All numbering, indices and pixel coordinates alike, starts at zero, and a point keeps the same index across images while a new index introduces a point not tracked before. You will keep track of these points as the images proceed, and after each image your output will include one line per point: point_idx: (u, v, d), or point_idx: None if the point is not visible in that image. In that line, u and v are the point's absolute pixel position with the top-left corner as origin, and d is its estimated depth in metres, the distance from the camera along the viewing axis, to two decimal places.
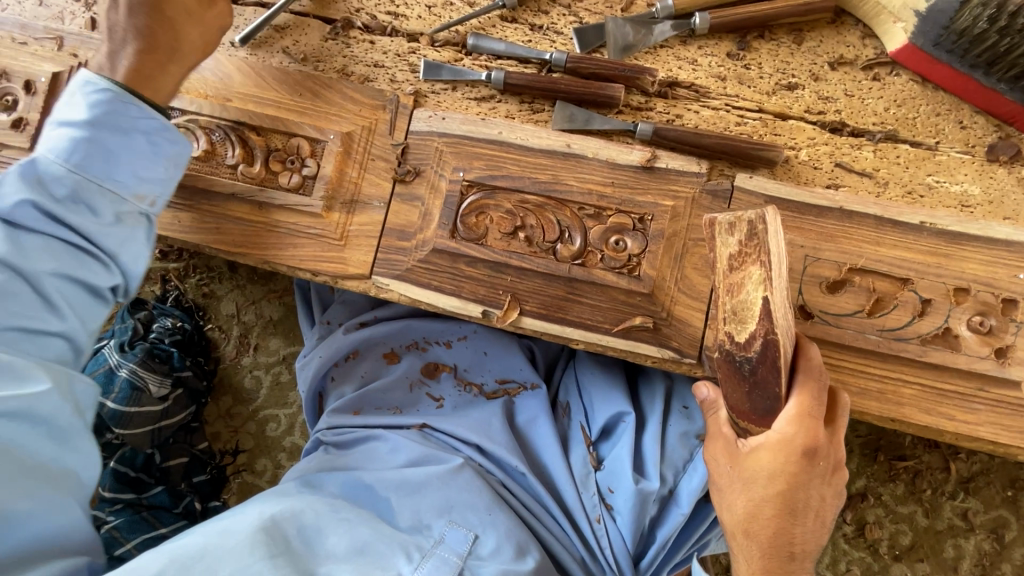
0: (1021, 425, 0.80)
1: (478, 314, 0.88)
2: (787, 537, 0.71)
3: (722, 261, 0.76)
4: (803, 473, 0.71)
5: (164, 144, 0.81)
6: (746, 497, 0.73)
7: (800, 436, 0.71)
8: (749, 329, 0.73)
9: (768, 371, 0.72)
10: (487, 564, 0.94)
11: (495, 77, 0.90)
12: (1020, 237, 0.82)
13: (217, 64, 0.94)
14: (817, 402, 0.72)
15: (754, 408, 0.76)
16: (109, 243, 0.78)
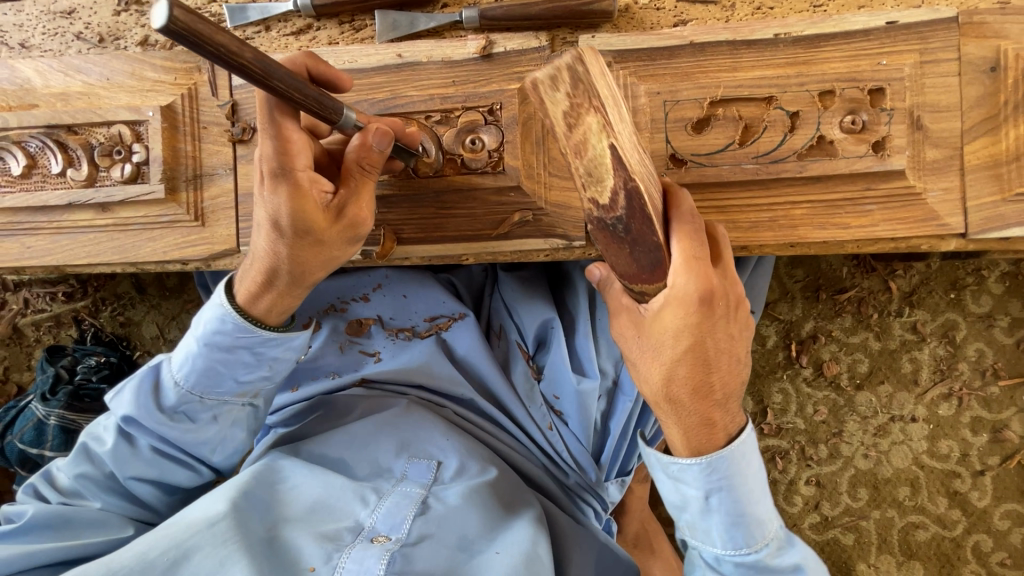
0: (915, 214, 0.78)
1: (358, 256, 0.84)
2: (704, 386, 0.70)
3: (555, 122, 0.62)
4: (706, 323, 0.68)
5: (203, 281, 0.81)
6: (658, 363, 0.70)
7: (694, 284, 0.66)
8: (608, 187, 0.64)
9: (640, 225, 0.65)
10: (454, 485, 0.92)
11: (301, 3, 0.82)
12: (877, 22, 0.77)
13: (11, 70, 0.86)
14: (700, 242, 0.67)
15: (642, 267, 0.69)
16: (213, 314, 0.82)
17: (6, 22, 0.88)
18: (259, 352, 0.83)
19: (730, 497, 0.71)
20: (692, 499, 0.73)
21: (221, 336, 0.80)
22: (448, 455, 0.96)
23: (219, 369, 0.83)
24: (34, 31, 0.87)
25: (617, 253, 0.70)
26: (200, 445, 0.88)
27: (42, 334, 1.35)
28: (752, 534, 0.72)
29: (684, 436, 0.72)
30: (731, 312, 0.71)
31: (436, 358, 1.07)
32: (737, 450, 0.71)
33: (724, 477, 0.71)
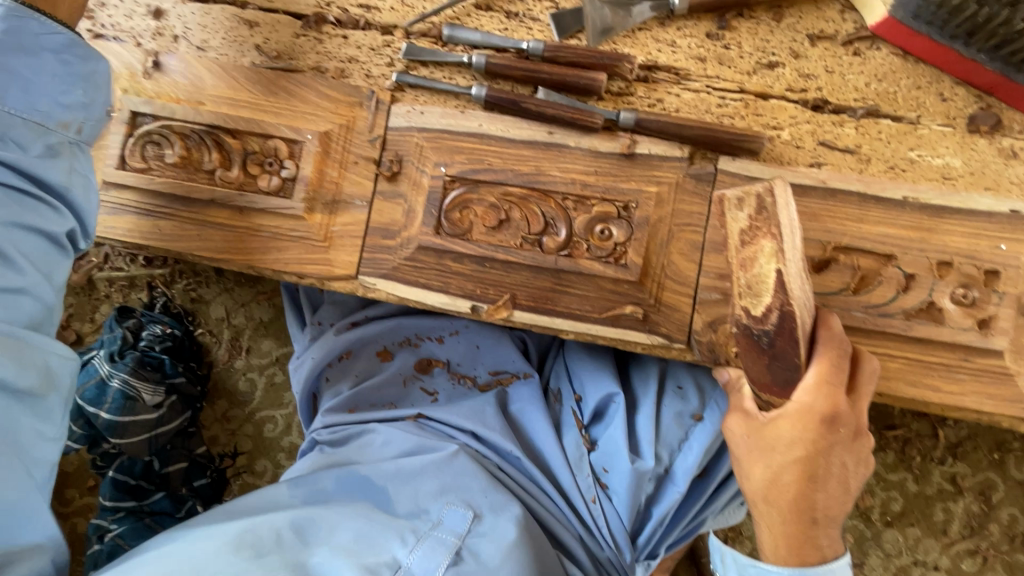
0: (1006, 394, 0.81)
1: (467, 310, 0.87)
2: (807, 502, 0.72)
3: (732, 236, 0.72)
4: (825, 440, 0.70)
5: (76, 61, 0.76)
6: (765, 466, 0.73)
7: (820, 403, 0.70)
8: (764, 302, 0.70)
9: (786, 344, 0.70)
10: (489, 541, 0.90)
11: (476, 61, 0.88)
12: (1002, 207, 0.82)
13: (186, 65, 0.91)
14: (843, 370, 0.71)
15: (775, 379, 0.73)
16: (53, 174, 0.75)
17: (191, 20, 0.94)
18: (68, 58, 0.76)
19: None
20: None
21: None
22: (486, 508, 0.94)
23: (21, 74, 0.72)
24: (215, 34, 0.94)
25: (757, 459, 0.74)
26: (48, 172, 0.75)
27: (113, 291, 1.39)
28: None
29: (774, 545, 0.74)
30: (811, 480, 0.71)
31: (494, 407, 1.08)
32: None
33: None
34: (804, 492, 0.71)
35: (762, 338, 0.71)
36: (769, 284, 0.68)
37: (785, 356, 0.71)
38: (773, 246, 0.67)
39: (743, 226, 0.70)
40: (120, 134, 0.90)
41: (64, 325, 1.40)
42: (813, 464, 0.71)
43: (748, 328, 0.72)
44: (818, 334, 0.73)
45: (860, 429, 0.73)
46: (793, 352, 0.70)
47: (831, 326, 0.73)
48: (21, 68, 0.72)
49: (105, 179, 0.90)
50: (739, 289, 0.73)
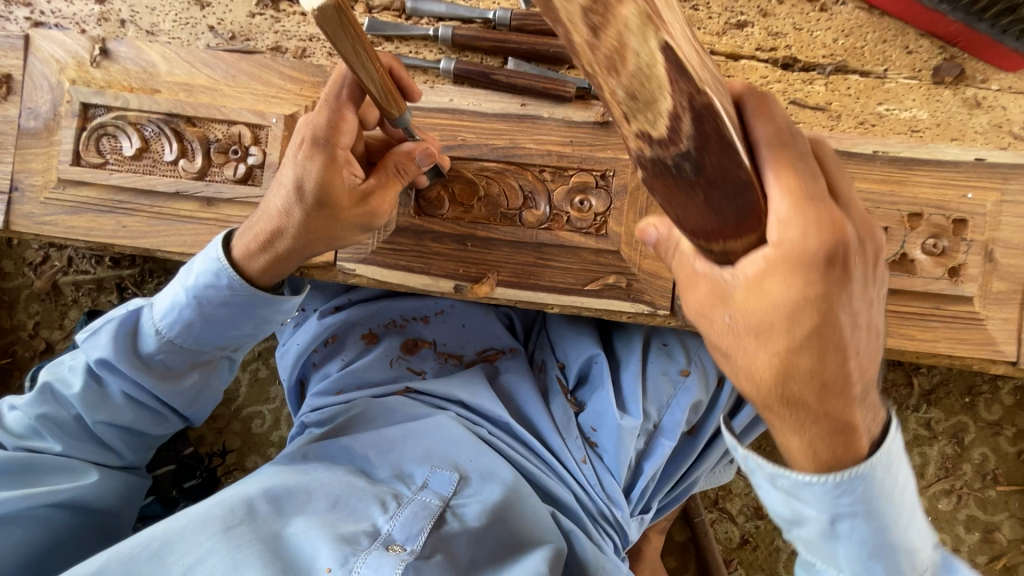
0: (976, 337, 0.84)
1: (450, 290, 0.86)
2: (843, 378, 0.54)
3: (574, 24, 0.44)
4: (832, 287, 0.51)
5: (256, 309, 0.82)
6: (770, 351, 0.53)
7: (808, 232, 0.50)
8: (663, 109, 0.46)
9: (716, 156, 0.48)
10: (474, 502, 0.89)
11: (442, 33, 0.86)
12: (968, 156, 0.84)
13: (136, 51, 0.87)
14: (807, 174, 0.51)
15: (723, 217, 0.51)
16: (176, 400, 0.86)
17: (138, 4, 0.89)
18: (249, 311, 0.81)
19: (872, 491, 0.58)
20: (812, 520, 0.60)
21: (212, 290, 0.78)
22: (474, 471, 0.93)
23: (205, 321, 0.81)
24: (166, 17, 0.89)
25: (754, 347, 0.54)
26: (175, 395, 0.86)
27: (81, 295, 1.34)
28: (899, 560, 0.61)
29: (812, 450, 0.57)
30: (840, 348, 0.53)
31: (479, 378, 1.07)
32: (880, 463, 0.57)
33: (860, 500, 0.58)
34: (836, 371, 0.53)
35: (681, 166, 0.48)
36: (663, 76, 0.44)
37: (730, 184, 0.49)
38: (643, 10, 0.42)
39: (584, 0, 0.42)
40: (72, 127, 0.86)
41: (32, 334, 1.36)
42: (831, 325, 0.52)
43: (658, 160, 0.49)
44: (762, 132, 0.52)
45: (874, 248, 0.56)
46: (738, 172, 0.48)
47: (772, 116, 0.52)
48: (206, 313, 0.80)
49: (61, 176, 0.86)
50: (623, 106, 0.48)
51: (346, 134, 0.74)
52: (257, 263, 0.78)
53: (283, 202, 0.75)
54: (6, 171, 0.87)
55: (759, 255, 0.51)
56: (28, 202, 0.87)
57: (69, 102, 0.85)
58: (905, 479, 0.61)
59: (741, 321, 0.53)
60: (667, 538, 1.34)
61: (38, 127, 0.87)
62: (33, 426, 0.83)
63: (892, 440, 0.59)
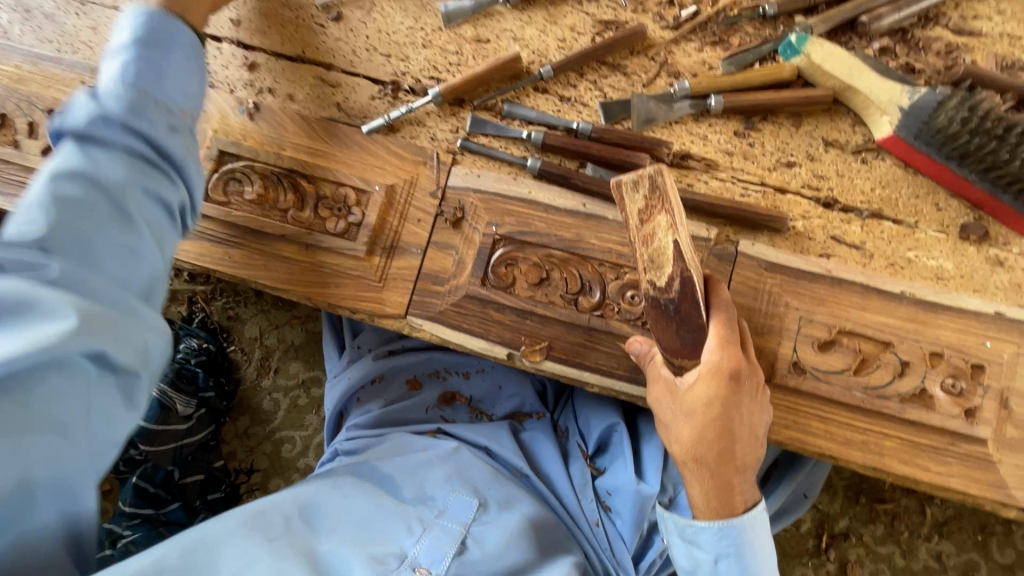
0: (988, 478, 0.89)
1: (503, 356, 0.96)
2: (729, 451, 0.82)
3: (632, 217, 0.82)
4: (731, 395, 0.81)
5: (182, 39, 0.80)
6: (692, 427, 0.82)
7: (725, 360, 0.80)
8: (665, 272, 0.81)
9: (688, 307, 0.81)
10: (492, 528, 0.93)
11: (534, 136, 1.00)
12: (987, 309, 0.92)
13: (272, 115, 1.03)
14: (734, 329, 0.82)
15: (685, 345, 0.84)
16: (174, 149, 0.74)
17: (281, 76, 1.06)
18: (186, 50, 0.80)
19: (744, 544, 0.84)
20: (704, 562, 0.86)
21: (144, 29, 0.76)
22: (492, 498, 0.98)
23: (159, 66, 0.76)
24: (301, 89, 1.06)
25: (683, 422, 0.83)
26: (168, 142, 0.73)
27: None
28: None
29: (706, 500, 0.84)
30: (723, 454, 0.82)
31: (506, 432, 1.13)
32: (747, 522, 0.84)
33: (733, 544, 0.84)
34: (722, 461, 0.82)
35: (668, 306, 0.83)
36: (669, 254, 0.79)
37: (689, 325, 0.83)
38: (668, 221, 0.77)
39: (640, 207, 0.80)
40: (206, 169, 1.00)
41: None
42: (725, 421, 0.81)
43: (656, 297, 0.84)
44: (711, 301, 0.84)
45: (761, 380, 0.84)
46: (695, 320, 0.82)
47: (717, 294, 0.84)
48: (155, 57, 0.76)
49: None
50: (644, 266, 0.83)
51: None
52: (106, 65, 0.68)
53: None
54: None
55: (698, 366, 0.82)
56: None
57: (209, 148, 1.00)
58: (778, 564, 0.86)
59: (677, 405, 0.83)
60: None
61: None
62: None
63: (758, 512, 0.85)
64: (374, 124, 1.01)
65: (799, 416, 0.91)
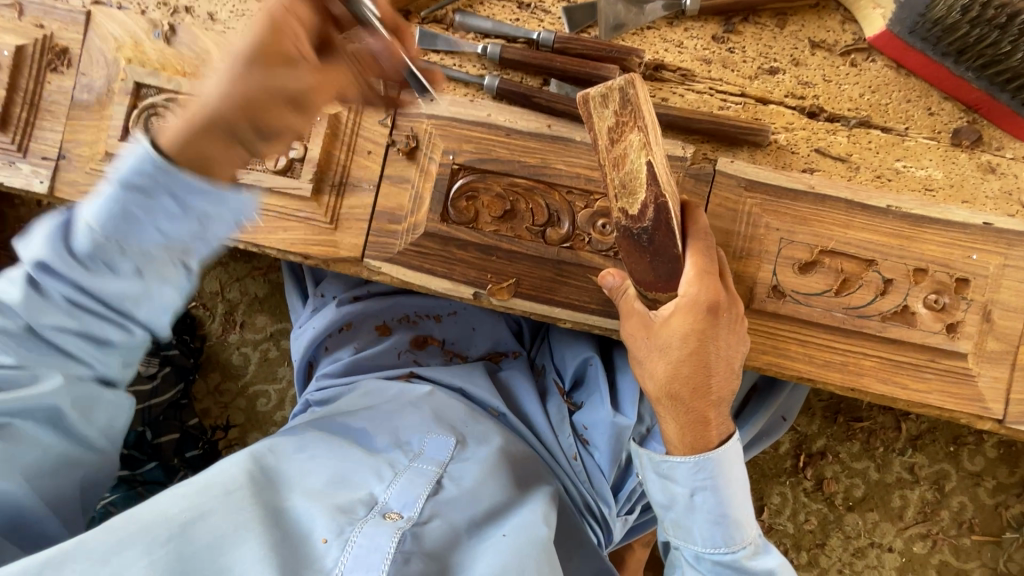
0: (966, 392, 0.88)
1: (469, 296, 0.90)
2: (705, 384, 0.79)
3: (601, 137, 0.71)
4: (709, 328, 0.77)
5: (188, 195, 0.64)
6: (667, 362, 0.78)
7: (704, 293, 0.75)
8: (639, 199, 0.71)
9: (664, 237, 0.74)
10: (469, 467, 0.90)
11: (490, 50, 0.89)
12: (976, 220, 0.87)
13: (192, 38, 0.90)
14: (711, 259, 0.77)
15: (659, 277, 0.78)
16: (127, 300, 0.65)
17: None
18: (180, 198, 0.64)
19: (719, 475, 0.81)
20: (679, 496, 0.83)
21: (136, 177, 0.62)
22: (469, 436, 0.96)
23: (133, 215, 0.62)
24: (223, 7, 0.92)
25: (657, 358, 0.79)
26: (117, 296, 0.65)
27: None
28: (738, 534, 0.81)
29: (682, 435, 0.81)
30: (697, 388, 0.79)
31: (481, 372, 1.11)
32: (722, 454, 0.81)
33: (710, 477, 0.81)
34: (697, 395, 0.79)
35: (642, 236, 0.74)
36: (643, 178, 0.70)
37: (666, 255, 0.76)
38: (641, 139, 0.68)
39: (610, 124, 0.70)
40: (124, 104, 0.89)
41: None
42: (700, 354, 0.78)
43: (628, 229, 0.74)
44: (688, 229, 0.78)
45: (739, 312, 0.80)
46: (672, 250, 0.75)
47: (695, 221, 0.79)
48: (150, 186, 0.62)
49: (108, 150, 0.89)
50: (614, 192, 0.73)
51: (296, 23, 0.71)
52: (190, 150, 0.64)
53: (225, 85, 0.67)
54: (55, 139, 0.91)
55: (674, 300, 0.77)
56: (73, 171, 0.90)
57: (123, 81, 0.89)
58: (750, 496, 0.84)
59: (654, 343, 0.79)
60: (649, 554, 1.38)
61: (90, 100, 0.91)
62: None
63: (731, 445, 0.82)
64: None
65: (777, 342, 0.88)
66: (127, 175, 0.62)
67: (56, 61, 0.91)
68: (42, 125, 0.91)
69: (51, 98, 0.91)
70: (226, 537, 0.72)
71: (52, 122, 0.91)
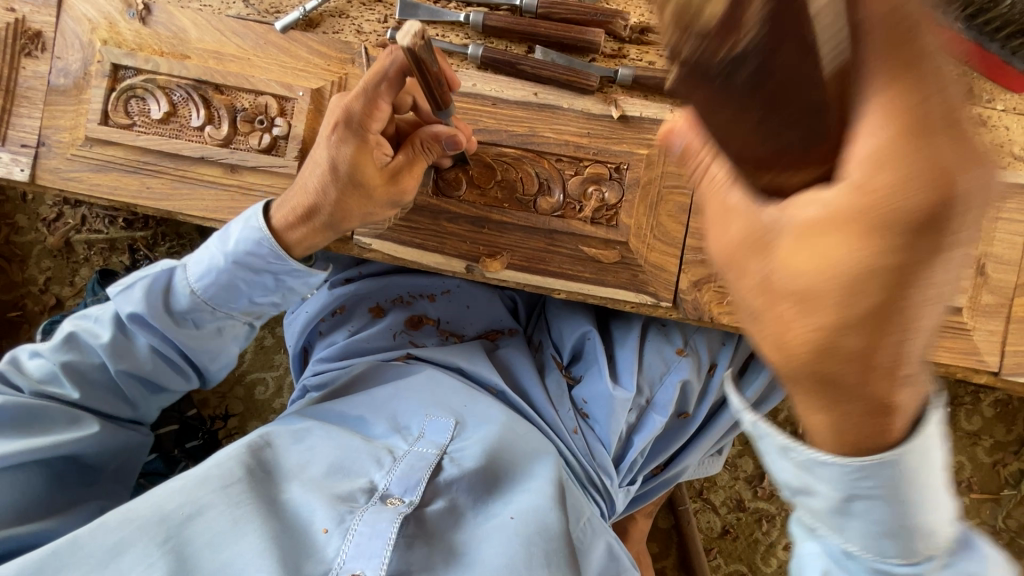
0: (961, 346, 0.88)
1: (462, 270, 0.89)
2: (892, 347, 0.43)
3: None
4: (889, 253, 0.41)
5: (286, 280, 0.85)
6: (810, 322, 0.45)
7: (869, 187, 0.41)
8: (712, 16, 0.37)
9: (774, 91, 0.39)
10: (471, 445, 0.89)
11: (474, 18, 0.88)
12: None
13: (169, 17, 0.89)
14: (913, 96, 0.39)
15: (777, 152, 0.43)
16: (206, 354, 0.89)
17: None
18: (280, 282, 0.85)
19: (904, 475, 0.47)
20: (820, 497, 0.51)
21: (250, 258, 0.81)
22: (469, 416, 0.95)
23: (238, 286, 0.83)
24: None
25: (790, 310, 0.46)
26: (201, 355, 0.89)
27: (93, 254, 1.36)
28: (919, 547, 0.50)
29: (841, 436, 0.48)
30: (870, 366, 0.44)
31: (478, 350, 1.10)
32: (911, 446, 0.46)
33: (883, 484, 0.47)
34: (871, 373, 0.44)
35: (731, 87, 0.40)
36: None
37: (803, 104, 0.40)
38: None
39: None
40: (102, 87, 0.88)
41: (43, 288, 1.38)
42: (872, 301, 0.42)
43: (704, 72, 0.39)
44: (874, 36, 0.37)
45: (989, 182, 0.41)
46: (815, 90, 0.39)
47: None
48: (243, 277, 0.82)
49: (88, 135, 0.88)
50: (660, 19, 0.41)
51: (376, 121, 0.77)
52: (295, 233, 0.82)
53: (318, 180, 0.80)
54: (34, 125, 0.89)
55: (820, 196, 0.43)
56: (54, 157, 0.89)
57: (100, 63, 0.87)
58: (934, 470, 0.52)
59: (762, 281, 0.48)
60: (651, 525, 1.39)
61: (68, 85, 0.89)
62: (53, 371, 0.83)
63: (931, 425, 0.46)
64: (289, 20, 0.87)
65: None
66: (239, 255, 0.80)
67: (31, 45, 0.89)
68: (20, 111, 0.89)
69: (27, 84, 0.89)
70: (224, 533, 0.72)
71: (30, 108, 0.89)
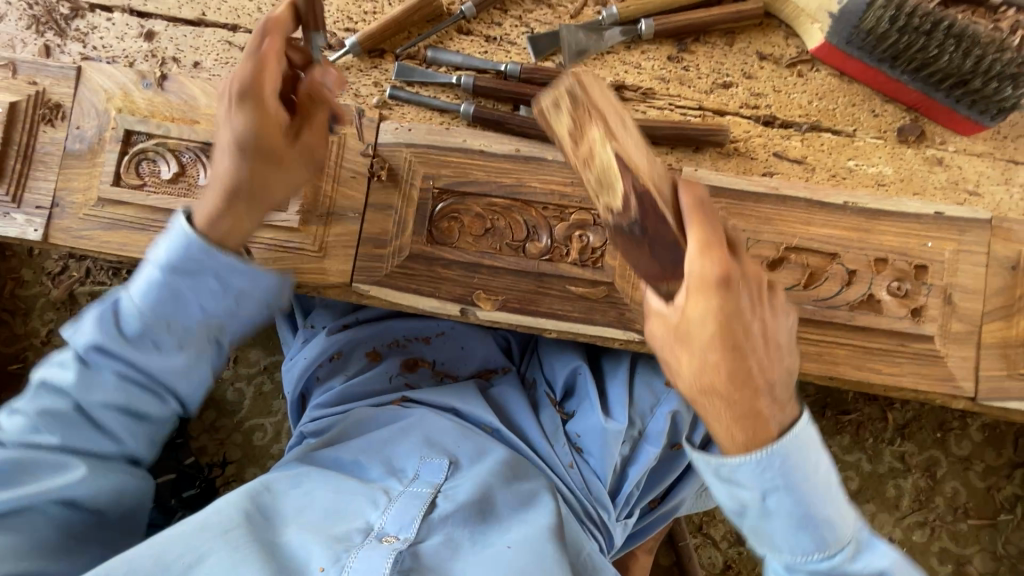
0: (937, 373, 0.92)
1: (456, 312, 0.93)
2: (745, 372, 0.69)
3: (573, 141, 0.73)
4: (729, 306, 0.67)
5: (233, 279, 0.78)
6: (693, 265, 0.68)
7: (708, 266, 0.67)
8: (617, 190, 0.71)
9: (653, 219, 0.71)
10: (464, 484, 0.91)
11: (464, 81, 0.95)
12: (928, 210, 0.93)
13: (180, 86, 0.95)
14: (713, 228, 0.69)
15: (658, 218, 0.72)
16: (168, 374, 0.79)
17: (184, 43, 0.99)
18: (227, 280, 0.77)
19: (788, 470, 0.68)
20: (748, 501, 0.70)
21: (182, 261, 0.75)
22: (462, 456, 0.97)
23: (181, 295, 0.76)
24: (208, 56, 0.98)
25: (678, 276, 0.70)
26: (165, 373, 0.79)
27: None
28: (828, 535, 0.69)
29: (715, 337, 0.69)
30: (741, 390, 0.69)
31: (473, 390, 1.12)
32: (790, 442, 0.69)
33: (779, 473, 0.68)
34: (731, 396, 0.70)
35: (633, 228, 0.73)
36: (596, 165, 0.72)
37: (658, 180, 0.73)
38: (602, 131, 0.70)
39: (568, 126, 0.73)
40: (115, 152, 0.93)
41: (44, 340, 1.40)
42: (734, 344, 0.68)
43: (617, 223, 0.74)
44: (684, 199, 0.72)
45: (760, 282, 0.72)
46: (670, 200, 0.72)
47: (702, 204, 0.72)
48: (180, 286, 0.76)
49: (100, 196, 0.93)
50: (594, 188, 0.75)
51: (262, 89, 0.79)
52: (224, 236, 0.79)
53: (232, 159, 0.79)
54: (48, 188, 0.94)
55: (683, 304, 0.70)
56: (66, 218, 0.94)
57: (114, 129, 0.93)
58: (833, 478, 0.71)
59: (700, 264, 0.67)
60: (653, 563, 1.39)
61: (82, 150, 0.95)
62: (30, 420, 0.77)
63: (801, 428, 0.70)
64: None
65: None
66: (170, 260, 0.75)
67: (49, 114, 0.95)
68: (35, 175, 0.95)
69: (44, 149, 0.95)
70: None
71: (45, 172, 0.95)
